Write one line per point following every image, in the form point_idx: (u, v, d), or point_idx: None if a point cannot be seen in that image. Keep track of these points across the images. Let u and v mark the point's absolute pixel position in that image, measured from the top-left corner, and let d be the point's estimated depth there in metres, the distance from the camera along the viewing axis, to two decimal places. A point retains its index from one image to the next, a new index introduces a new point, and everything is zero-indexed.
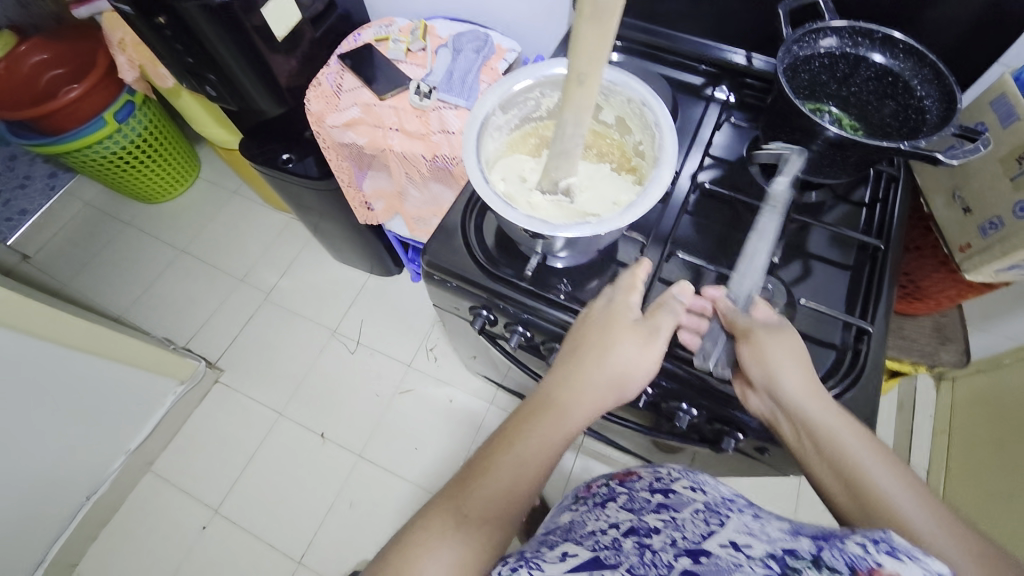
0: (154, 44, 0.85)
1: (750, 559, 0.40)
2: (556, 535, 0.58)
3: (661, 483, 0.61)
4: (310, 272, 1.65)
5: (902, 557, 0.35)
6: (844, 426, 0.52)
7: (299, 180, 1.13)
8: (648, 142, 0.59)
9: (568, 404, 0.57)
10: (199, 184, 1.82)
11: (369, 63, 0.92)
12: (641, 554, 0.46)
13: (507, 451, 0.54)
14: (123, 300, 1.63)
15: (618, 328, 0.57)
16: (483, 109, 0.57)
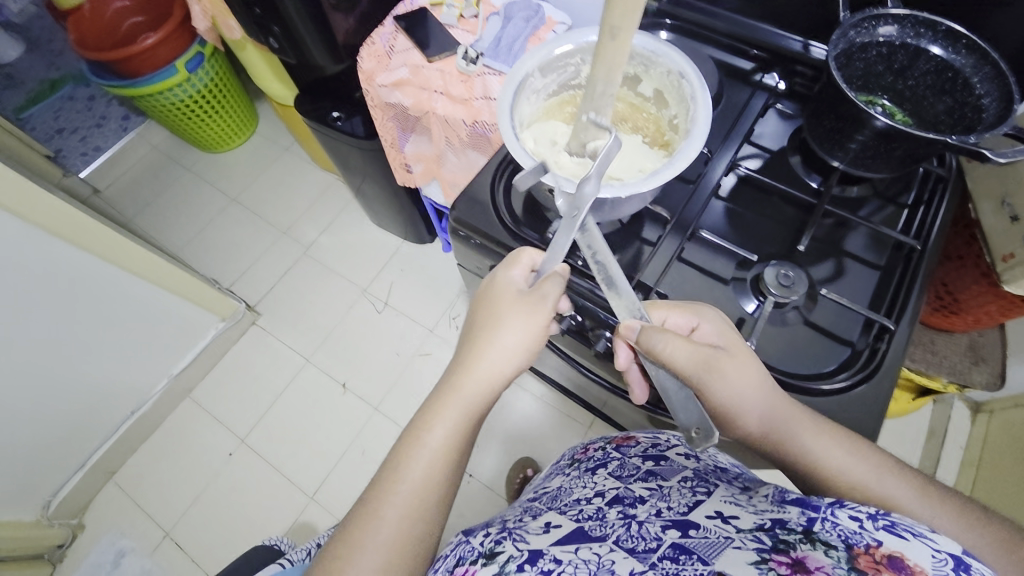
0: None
1: (742, 533, 0.49)
2: (541, 501, 0.70)
3: (656, 449, 0.72)
4: (349, 232, 1.72)
5: (902, 534, 0.42)
6: (798, 423, 0.54)
7: (345, 138, 1.18)
8: (683, 116, 0.59)
9: (467, 385, 0.60)
10: (254, 138, 1.92)
11: (422, 26, 0.94)
12: (627, 525, 0.56)
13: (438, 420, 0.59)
14: (177, 239, 1.75)
15: (508, 306, 0.60)
16: (520, 71, 0.59)
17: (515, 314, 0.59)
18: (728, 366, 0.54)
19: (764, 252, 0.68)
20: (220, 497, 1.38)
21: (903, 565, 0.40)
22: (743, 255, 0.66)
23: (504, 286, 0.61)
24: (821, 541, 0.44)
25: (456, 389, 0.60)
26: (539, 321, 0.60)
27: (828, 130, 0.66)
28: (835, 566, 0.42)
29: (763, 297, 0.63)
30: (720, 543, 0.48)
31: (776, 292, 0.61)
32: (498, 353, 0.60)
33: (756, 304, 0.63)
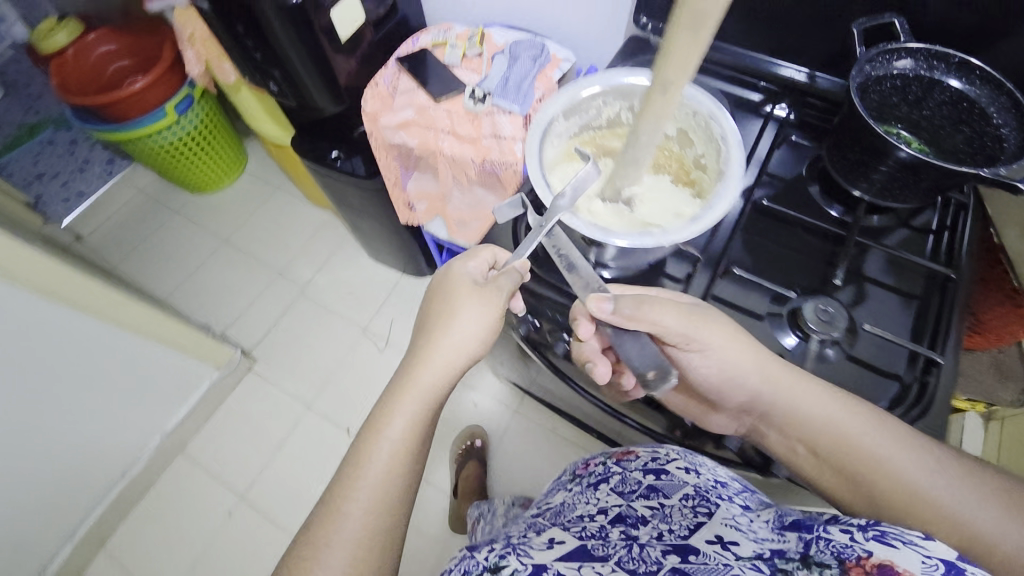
0: (226, 43, 0.89)
1: (740, 561, 0.48)
2: (546, 517, 0.68)
3: (656, 462, 0.66)
4: (345, 269, 1.68)
5: (891, 542, 0.43)
6: (851, 422, 0.56)
7: (345, 178, 1.16)
8: (712, 155, 0.58)
9: (422, 372, 0.65)
10: (244, 176, 1.88)
11: (426, 67, 0.94)
12: (630, 547, 0.55)
13: (394, 412, 0.63)
14: (167, 285, 1.69)
15: (465, 296, 0.66)
16: (544, 117, 0.58)
17: (471, 304, 0.65)
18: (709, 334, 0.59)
19: (797, 285, 0.66)
20: (220, 561, 1.29)
21: (894, 574, 0.40)
22: (777, 291, 0.63)
23: (462, 277, 0.67)
24: (816, 563, 0.45)
25: (411, 379, 0.65)
26: (493, 311, 0.65)
27: (851, 163, 0.65)
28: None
29: (804, 334, 0.61)
30: (718, 569, 0.47)
31: (817, 328, 0.59)
32: (452, 344, 0.66)
33: (795, 340, 0.62)
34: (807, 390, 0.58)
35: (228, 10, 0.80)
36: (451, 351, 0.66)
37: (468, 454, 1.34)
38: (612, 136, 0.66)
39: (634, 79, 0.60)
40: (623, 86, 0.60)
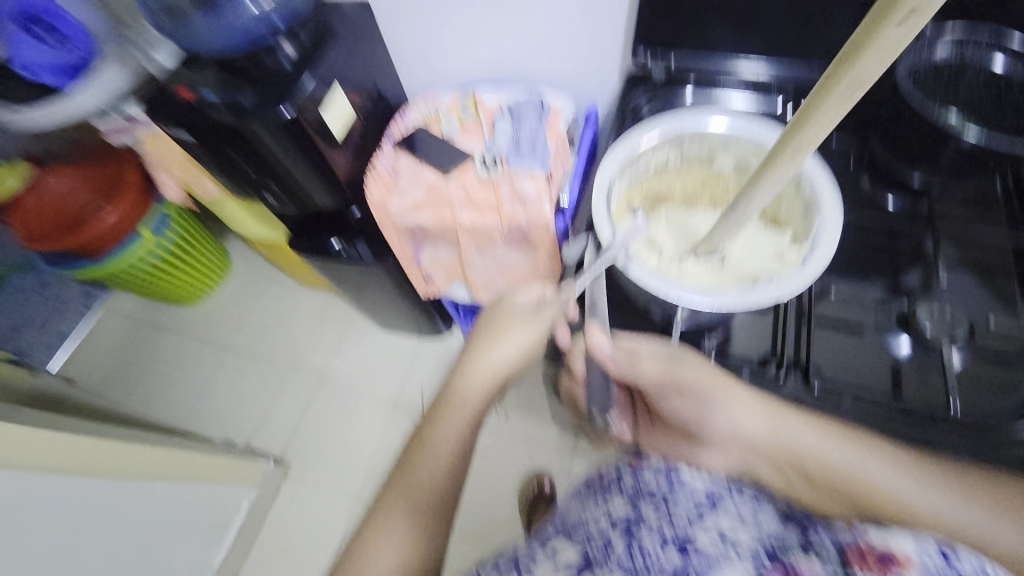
0: (222, 168, 0.91)
1: (741, 549, 0.50)
2: (557, 532, 0.61)
3: (666, 466, 0.63)
4: (359, 347, 1.60)
5: (886, 530, 0.47)
6: (829, 446, 0.60)
7: (352, 265, 1.10)
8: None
9: (466, 389, 0.72)
10: (230, 275, 1.80)
11: (424, 142, 0.90)
12: (630, 548, 0.53)
13: (450, 408, 0.70)
14: (176, 408, 1.59)
15: (512, 318, 0.77)
16: (605, 181, 0.67)
17: (516, 326, 0.76)
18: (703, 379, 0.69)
19: None
20: None
21: (892, 557, 0.43)
22: None
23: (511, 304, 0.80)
24: (817, 551, 0.48)
25: (453, 395, 0.72)
26: (533, 332, 0.76)
27: None
28: (829, 573, 0.45)
29: None
30: (718, 561, 0.49)
31: None
32: (499, 352, 0.74)
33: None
34: (798, 429, 0.62)
35: (220, 139, 0.82)
36: (497, 359, 0.74)
37: (535, 499, 1.23)
38: (661, 184, 0.73)
39: (700, 128, 0.68)
40: (667, 141, 0.69)
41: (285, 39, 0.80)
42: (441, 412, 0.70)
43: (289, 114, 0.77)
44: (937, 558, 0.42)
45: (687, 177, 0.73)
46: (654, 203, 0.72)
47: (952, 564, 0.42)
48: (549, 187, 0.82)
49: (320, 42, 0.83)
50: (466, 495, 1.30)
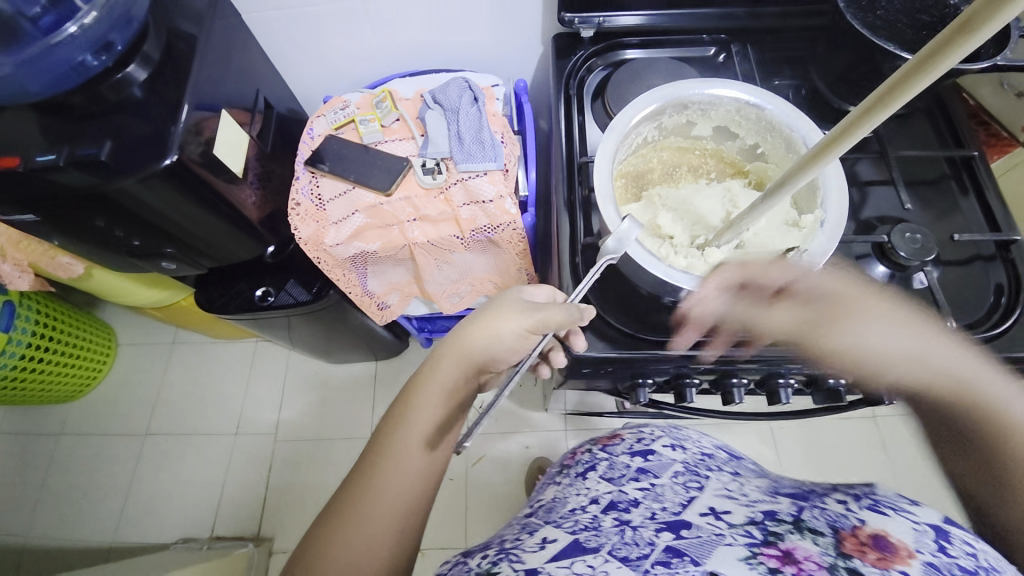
0: (86, 242, 0.69)
1: (731, 528, 0.45)
2: (536, 517, 0.58)
3: (643, 445, 0.65)
4: (311, 389, 1.42)
5: (885, 511, 0.44)
6: (910, 334, 0.47)
7: (287, 311, 0.94)
8: (768, 142, 0.58)
9: (441, 374, 0.52)
10: (123, 350, 1.50)
11: (345, 157, 0.77)
12: (621, 533, 0.49)
13: (420, 393, 0.50)
14: (105, 524, 1.32)
15: (506, 305, 0.55)
16: (604, 173, 0.52)
17: (510, 317, 0.53)
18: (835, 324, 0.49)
19: (864, 218, 0.63)
20: None
21: (888, 543, 0.40)
22: (874, 241, 0.60)
23: (509, 298, 0.56)
24: (810, 529, 0.43)
25: (427, 377, 0.51)
26: (529, 331, 0.53)
27: (854, 84, 0.63)
28: (823, 555, 0.40)
29: (894, 264, 0.59)
30: (711, 542, 0.44)
31: (914, 257, 0.58)
32: (484, 340, 0.53)
33: (886, 271, 0.60)
34: (878, 328, 0.48)
35: (80, 210, 0.62)
36: (482, 353, 0.53)
37: None
38: (639, 159, 0.61)
39: (683, 89, 0.55)
40: (653, 110, 0.55)
41: (135, 64, 0.63)
42: (410, 397, 0.51)
43: (173, 158, 0.59)
44: (933, 547, 0.40)
45: (663, 147, 0.62)
46: (637, 183, 0.61)
47: (948, 553, 0.39)
48: (507, 181, 0.74)
49: (178, 56, 0.66)
50: (475, 505, 1.25)
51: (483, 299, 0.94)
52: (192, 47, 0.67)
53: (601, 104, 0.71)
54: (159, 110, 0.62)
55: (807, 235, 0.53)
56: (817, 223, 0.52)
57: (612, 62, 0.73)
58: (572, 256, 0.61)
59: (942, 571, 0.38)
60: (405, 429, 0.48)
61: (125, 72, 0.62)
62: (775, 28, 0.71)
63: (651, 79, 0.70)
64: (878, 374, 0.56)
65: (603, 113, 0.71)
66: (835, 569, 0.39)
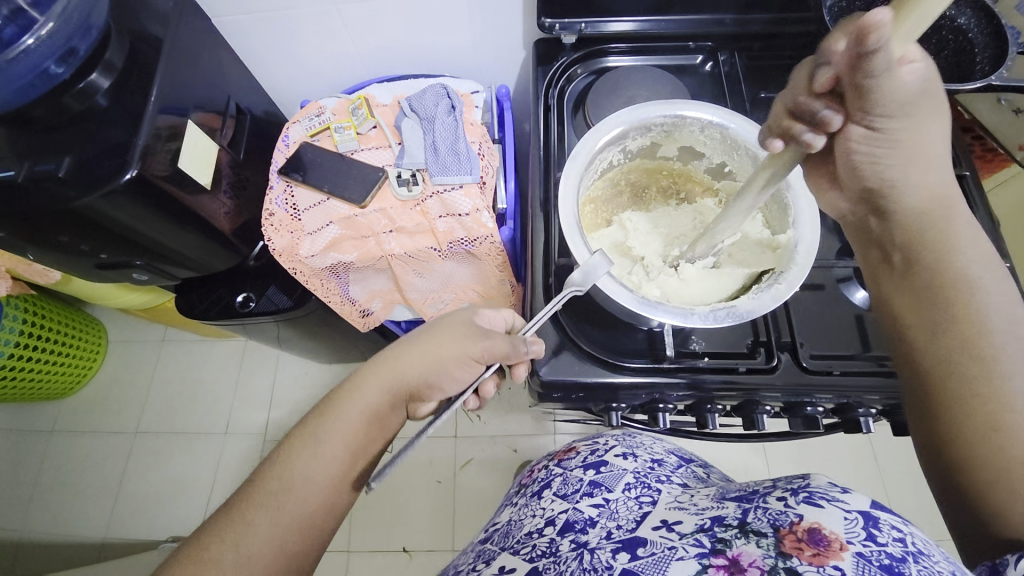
0: (52, 256, 0.68)
1: (683, 538, 0.44)
2: (493, 544, 0.55)
3: (596, 456, 0.61)
4: (298, 389, 1.40)
5: (820, 502, 0.41)
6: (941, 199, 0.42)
7: (268, 318, 0.92)
8: (735, 160, 0.59)
9: (370, 387, 0.51)
10: (113, 347, 1.50)
11: (321, 166, 0.75)
12: (579, 557, 0.47)
13: (340, 409, 0.50)
14: (96, 522, 1.33)
15: (448, 328, 0.53)
16: (569, 196, 0.52)
17: (452, 342, 0.52)
18: (920, 116, 0.40)
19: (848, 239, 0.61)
20: None
21: (823, 537, 0.38)
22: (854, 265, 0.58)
23: (460, 317, 0.55)
24: (753, 532, 0.41)
25: (356, 385, 0.51)
26: (470, 358, 0.52)
27: None
28: (765, 557, 0.39)
29: None
30: (665, 555, 0.43)
31: None
32: (421, 365, 0.52)
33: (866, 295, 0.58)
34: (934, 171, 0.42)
35: (45, 225, 0.60)
36: (413, 377, 0.52)
37: None
38: (608, 183, 0.62)
39: (648, 110, 0.56)
40: (619, 133, 0.56)
41: (97, 73, 0.60)
42: (325, 416, 0.50)
43: (134, 173, 0.58)
44: (864, 535, 0.37)
45: (630, 168, 0.63)
46: (607, 207, 0.63)
47: (878, 541, 0.37)
48: (484, 195, 0.73)
49: (143, 63, 0.64)
50: (462, 506, 1.25)
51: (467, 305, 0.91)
52: (157, 54, 0.65)
53: (581, 117, 0.69)
54: (121, 120, 0.61)
55: (782, 256, 0.51)
56: (790, 243, 0.50)
57: (594, 69, 0.71)
58: (545, 276, 0.60)
59: (874, 562, 0.35)
60: (314, 449, 0.48)
61: (88, 81, 0.60)
62: (764, 35, 0.69)
63: (631, 89, 0.68)
64: (852, 403, 0.55)
65: (584, 125, 0.68)
66: (774, 573, 0.37)
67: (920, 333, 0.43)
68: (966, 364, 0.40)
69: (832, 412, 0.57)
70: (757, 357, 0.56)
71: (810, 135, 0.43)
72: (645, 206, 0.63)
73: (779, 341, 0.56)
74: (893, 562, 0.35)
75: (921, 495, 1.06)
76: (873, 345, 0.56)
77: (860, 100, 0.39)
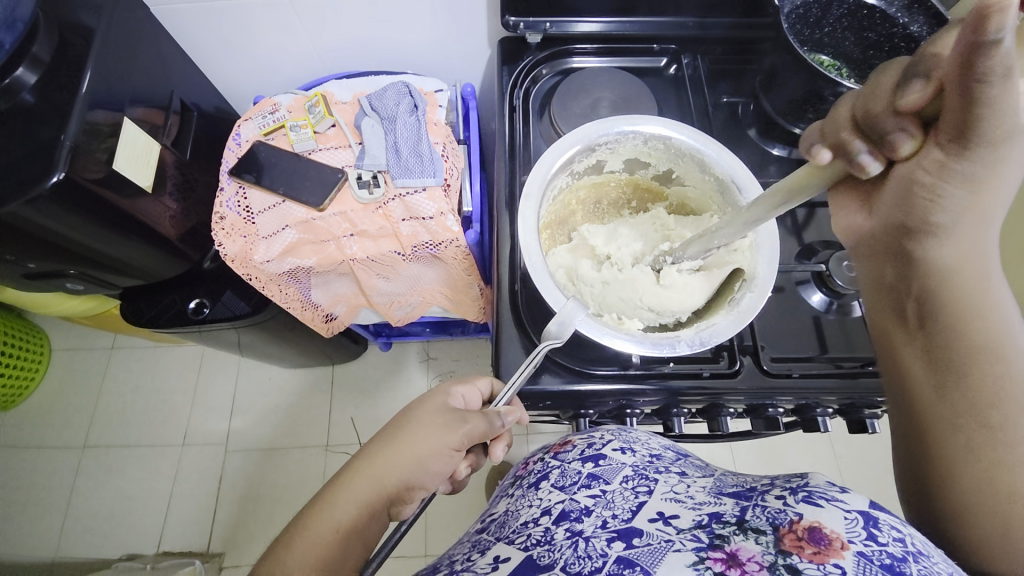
0: None
1: (680, 533, 0.38)
2: (488, 532, 0.46)
3: (594, 448, 0.49)
4: (261, 395, 1.34)
5: (819, 501, 0.36)
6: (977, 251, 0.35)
7: (225, 325, 0.87)
8: (681, 167, 0.59)
9: (341, 500, 0.45)
10: (58, 355, 1.40)
11: (275, 166, 0.72)
12: (574, 546, 0.39)
13: (307, 534, 0.43)
14: (39, 545, 1.23)
15: (423, 420, 0.50)
16: (529, 218, 0.52)
17: (429, 435, 0.49)
18: (1014, 152, 0.30)
19: (807, 242, 0.62)
20: None
21: (823, 536, 0.33)
22: (814, 269, 0.59)
23: (432, 405, 0.52)
24: (752, 529, 0.36)
25: (325, 504, 0.45)
26: (451, 449, 0.49)
27: (795, 101, 0.60)
28: (764, 554, 0.34)
29: (831, 291, 0.59)
30: (661, 549, 0.36)
31: (850, 286, 0.57)
32: (396, 465, 0.47)
33: (823, 298, 0.59)
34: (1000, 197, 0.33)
35: None
36: (392, 479, 0.47)
37: None
38: (560, 206, 0.61)
39: (599, 126, 0.56)
40: (566, 159, 0.56)
41: (24, 67, 0.56)
42: (291, 547, 0.42)
43: (62, 176, 0.54)
44: (865, 535, 0.33)
45: (580, 186, 0.62)
46: (563, 228, 0.61)
47: (879, 540, 0.32)
48: (448, 198, 0.71)
49: (73, 56, 0.59)
50: (435, 509, 1.23)
51: (436, 308, 0.88)
52: (88, 46, 0.60)
53: (547, 119, 0.67)
54: (46, 117, 0.56)
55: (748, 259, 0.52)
56: (753, 245, 0.51)
57: (560, 69, 0.70)
58: (511, 282, 0.59)
59: (876, 562, 0.31)
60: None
61: (14, 76, 0.55)
62: (725, 38, 0.69)
63: (597, 91, 0.67)
64: (810, 404, 0.56)
65: (549, 128, 0.67)
66: (775, 570, 0.32)
67: (929, 393, 0.37)
68: (976, 433, 0.36)
69: (794, 411, 0.58)
70: (720, 362, 0.56)
71: (867, 155, 0.35)
72: (599, 220, 0.63)
73: (741, 345, 0.57)
74: (894, 562, 0.31)
75: (876, 482, 1.11)
76: (830, 346, 0.57)
77: (954, 116, 0.29)
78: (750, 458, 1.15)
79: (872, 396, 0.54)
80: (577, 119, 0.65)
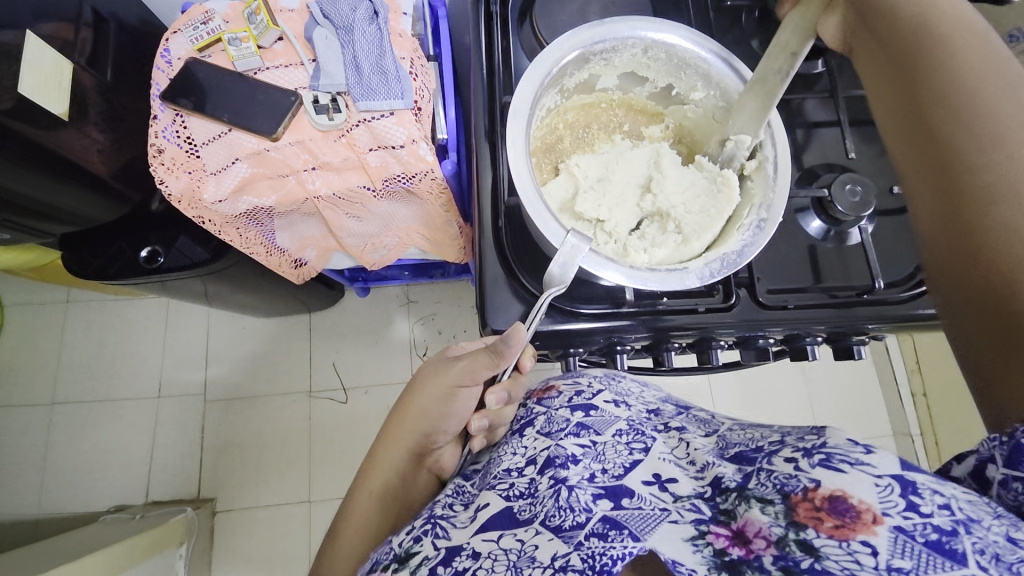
0: None
1: (677, 501, 0.37)
2: (472, 483, 0.45)
3: (583, 397, 0.46)
4: (234, 344, 1.29)
5: (840, 466, 0.32)
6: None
7: (184, 274, 0.79)
8: (682, 82, 0.54)
9: (379, 463, 0.52)
10: (8, 311, 1.30)
11: (214, 88, 0.63)
12: (556, 494, 0.37)
13: (358, 499, 0.50)
14: (20, 502, 1.21)
15: (427, 373, 0.54)
16: (517, 137, 0.47)
17: (429, 385, 0.52)
18: None
19: (807, 166, 0.58)
20: None
21: (850, 508, 0.30)
22: (815, 195, 0.55)
23: (431, 365, 0.55)
24: (755, 498, 0.34)
25: (368, 469, 0.52)
26: (451, 387, 0.51)
27: None
28: (772, 527, 0.32)
29: (830, 218, 0.56)
30: (654, 517, 0.35)
31: (851, 210, 0.54)
32: (413, 421, 0.52)
33: (821, 225, 0.56)
34: None
35: None
36: (409, 435, 0.52)
37: None
38: (545, 130, 0.55)
39: (607, 30, 0.50)
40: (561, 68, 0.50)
41: None
42: (346, 515, 0.49)
43: None
44: (903, 506, 0.29)
45: (566, 108, 0.56)
46: (550, 156, 0.56)
47: (921, 510, 0.29)
48: (420, 124, 0.63)
49: None
50: None
51: (413, 249, 0.83)
52: None
53: (529, 29, 0.58)
54: None
55: (757, 183, 0.49)
56: (762, 166, 0.48)
57: None
58: (494, 218, 0.54)
59: (918, 539, 0.28)
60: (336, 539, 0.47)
61: None
62: None
63: None
64: (799, 334, 0.55)
65: (531, 38, 0.58)
66: (784, 547, 0.31)
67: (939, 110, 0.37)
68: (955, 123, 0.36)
69: (782, 342, 0.57)
70: (715, 296, 0.54)
71: None
72: (589, 148, 0.56)
73: (737, 277, 0.54)
74: (941, 537, 0.28)
75: (841, 403, 1.17)
76: (825, 276, 0.55)
77: None
78: (726, 387, 1.18)
79: (864, 325, 0.53)
80: (564, 27, 0.58)
